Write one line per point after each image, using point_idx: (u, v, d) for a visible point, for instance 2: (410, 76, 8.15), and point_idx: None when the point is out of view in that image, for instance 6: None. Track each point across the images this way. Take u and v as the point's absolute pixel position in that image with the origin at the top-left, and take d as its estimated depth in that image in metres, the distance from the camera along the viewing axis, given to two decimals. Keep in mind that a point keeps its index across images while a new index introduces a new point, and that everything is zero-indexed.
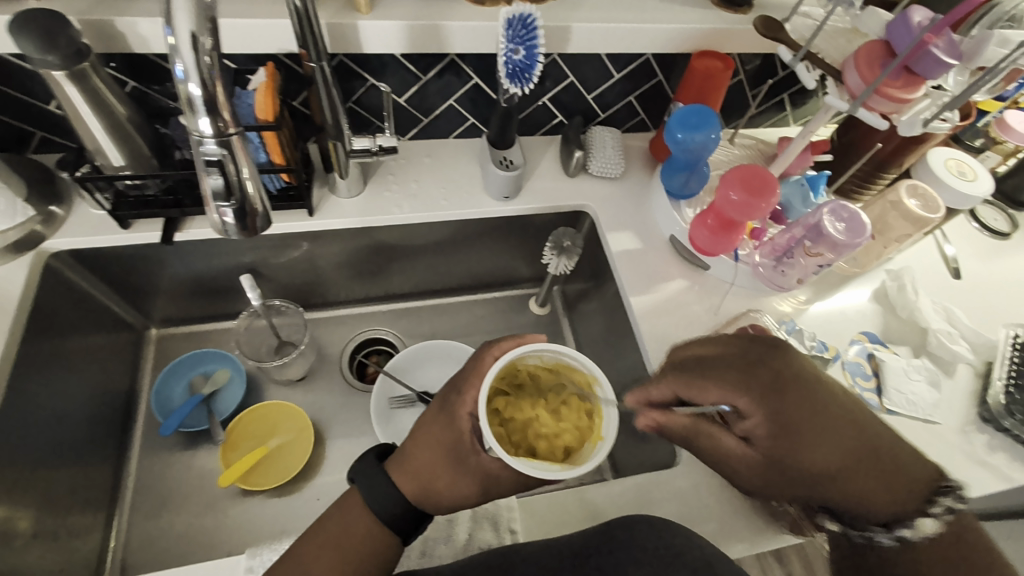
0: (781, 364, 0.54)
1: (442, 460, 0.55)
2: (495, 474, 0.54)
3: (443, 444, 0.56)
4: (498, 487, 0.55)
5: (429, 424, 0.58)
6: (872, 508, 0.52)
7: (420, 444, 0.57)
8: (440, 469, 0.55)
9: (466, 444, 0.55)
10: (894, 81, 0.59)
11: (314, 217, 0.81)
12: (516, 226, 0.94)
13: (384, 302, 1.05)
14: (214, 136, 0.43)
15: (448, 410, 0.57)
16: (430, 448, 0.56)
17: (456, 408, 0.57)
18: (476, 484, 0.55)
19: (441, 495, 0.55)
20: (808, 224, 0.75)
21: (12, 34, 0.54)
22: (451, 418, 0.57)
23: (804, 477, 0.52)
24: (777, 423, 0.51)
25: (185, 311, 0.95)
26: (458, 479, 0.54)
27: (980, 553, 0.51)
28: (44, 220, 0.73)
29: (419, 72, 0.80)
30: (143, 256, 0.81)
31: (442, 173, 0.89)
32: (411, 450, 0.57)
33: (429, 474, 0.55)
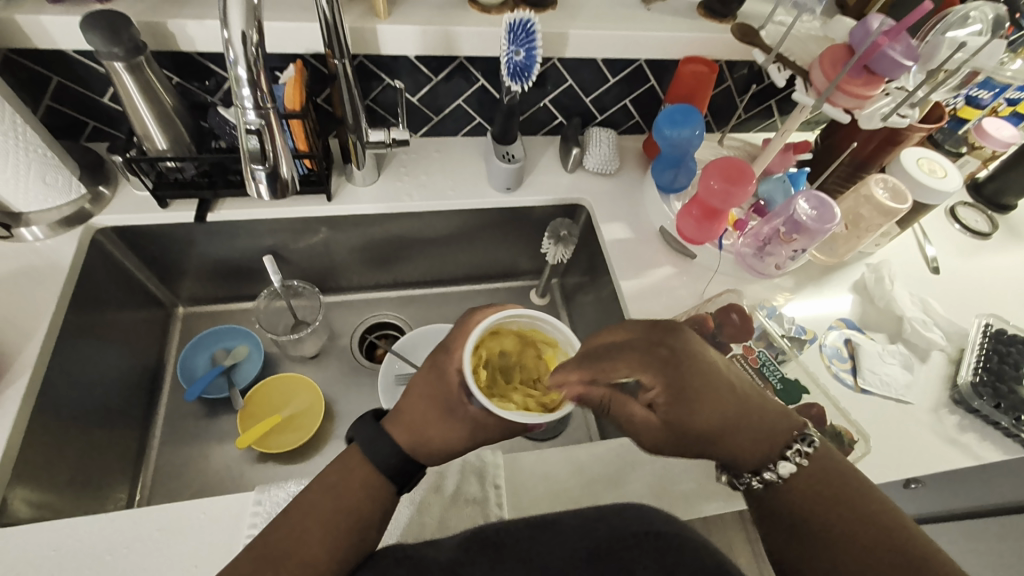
0: (673, 341, 0.58)
1: (434, 413, 0.60)
2: (486, 423, 0.59)
3: (435, 399, 0.61)
4: (487, 433, 0.60)
5: (420, 381, 0.63)
6: (739, 457, 0.56)
7: (411, 401, 0.62)
8: (432, 420, 0.60)
9: (455, 398, 0.60)
10: (854, 80, 0.66)
11: (331, 203, 0.89)
12: (518, 217, 1.01)
13: (393, 289, 1.12)
14: (254, 109, 0.51)
15: (438, 369, 0.62)
16: (421, 403, 0.61)
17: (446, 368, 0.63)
18: (465, 432, 0.60)
19: (435, 444, 0.60)
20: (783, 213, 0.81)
21: (83, 32, 0.63)
22: (440, 373, 0.62)
23: (693, 436, 0.55)
24: (673, 392, 0.55)
25: (211, 291, 1.03)
26: (448, 429, 0.60)
27: (839, 493, 0.54)
28: (92, 199, 0.82)
29: (431, 73, 0.88)
30: (177, 236, 0.89)
31: (450, 167, 0.97)
32: (405, 408, 0.62)
33: (421, 427, 0.60)
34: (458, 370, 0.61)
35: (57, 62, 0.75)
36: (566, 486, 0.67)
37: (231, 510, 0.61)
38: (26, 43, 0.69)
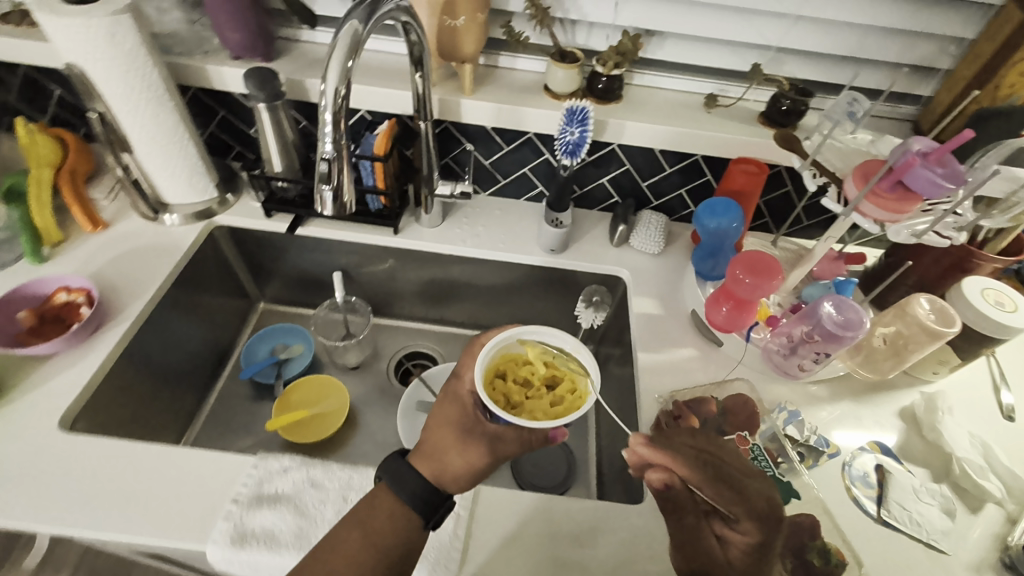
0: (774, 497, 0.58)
1: (453, 437, 0.67)
2: (506, 441, 0.65)
3: (455, 424, 0.68)
4: (504, 447, 0.65)
5: (439, 410, 0.70)
6: None
7: (432, 431, 0.69)
8: (453, 445, 0.66)
9: (471, 419, 0.67)
10: (887, 193, 0.67)
11: (396, 235, 1.03)
12: (559, 278, 1.07)
13: (438, 326, 1.22)
14: (331, 143, 0.65)
15: (452, 396, 0.70)
16: (439, 431, 0.68)
17: (459, 390, 0.71)
18: (484, 453, 0.65)
19: (459, 469, 0.65)
20: (808, 314, 0.80)
21: (245, 79, 0.84)
22: (455, 397, 0.70)
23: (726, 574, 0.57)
24: (745, 539, 0.58)
25: (288, 296, 1.20)
26: (466, 447, 0.66)
27: None
28: (220, 202, 1.03)
29: (503, 143, 1.02)
30: (273, 243, 1.08)
31: (506, 224, 1.08)
32: (428, 439, 0.68)
33: (443, 454, 0.66)
34: (471, 388, 0.70)
35: (226, 100, 1.00)
36: (532, 532, 0.68)
37: (232, 466, 0.70)
38: (207, 84, 0.93)
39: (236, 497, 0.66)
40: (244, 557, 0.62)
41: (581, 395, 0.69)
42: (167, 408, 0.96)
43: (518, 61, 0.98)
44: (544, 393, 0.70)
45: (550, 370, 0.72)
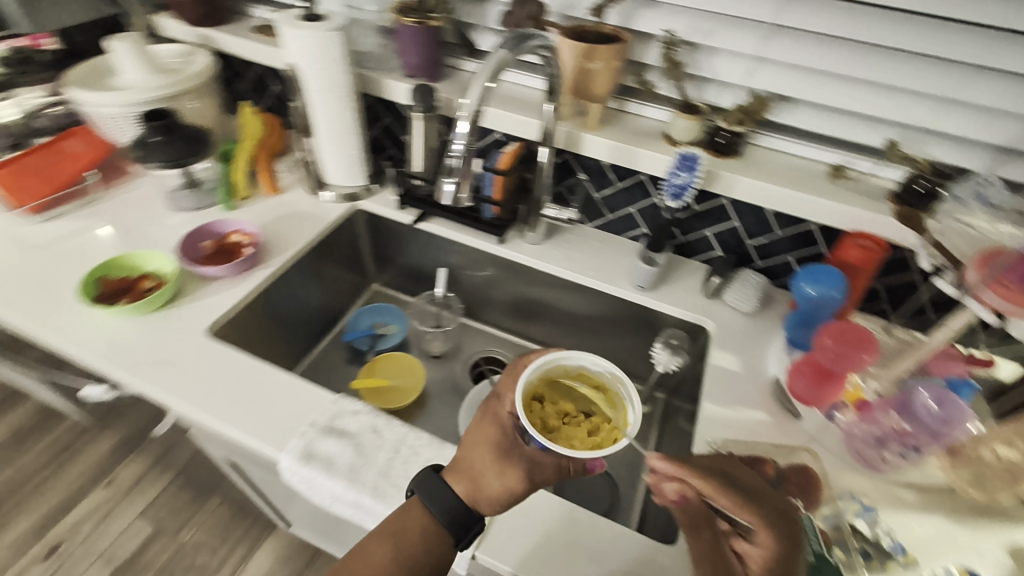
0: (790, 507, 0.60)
1: (489, 458, 0.71)
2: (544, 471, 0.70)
3: (492, 444, 0.72)
4: (540, 472, 0.70)
5: (478, 428, 0.75)
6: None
7: (470, 447, 0.74)
8: (492, 463, 0.71)
9: (507, 444, 0.72)
10: (1009, 283, 0.62)
11: (500, 245, 1.13)
12: (643, 318, 1.09)
13: (520, 339, 1.29)
14: (460, 145, 0.79)
15: (492, 416, 0.76)
16: (477, 449, 0.73)
17: (499, 411, 0.76)
18: (519, 477, 0.69)
19: (495, 490, 0.70)
20: (900, 398, 0.76)
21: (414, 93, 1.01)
22: (494, 417, 0.75)
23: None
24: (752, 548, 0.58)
25: (398, 283, 1.36)
26: (502, 469, 0.70)
27: None
28: (366, 190, 1.22)
29: (616, 179, 1.09)
30: (397, 233, 1.24)
31: (602, 255, 1.13)
32: (465, 458, 0.73)
33: (484, 469, 0.71)
34: (510, 410, 0.75)
35: (393, 109, 1.20)
36: None
37: (317, 397, 0.86)
38: (379, 93, 1.13)
39: (312, 422, 0.82)
40: (306, 471, 0.77)
41: (618, 430, 0.73)
42: (282, 348, 1.14)
43: (644, 109, 1.05)
44: (580, 422, 0.76)
45: (590, 402, 0.77)
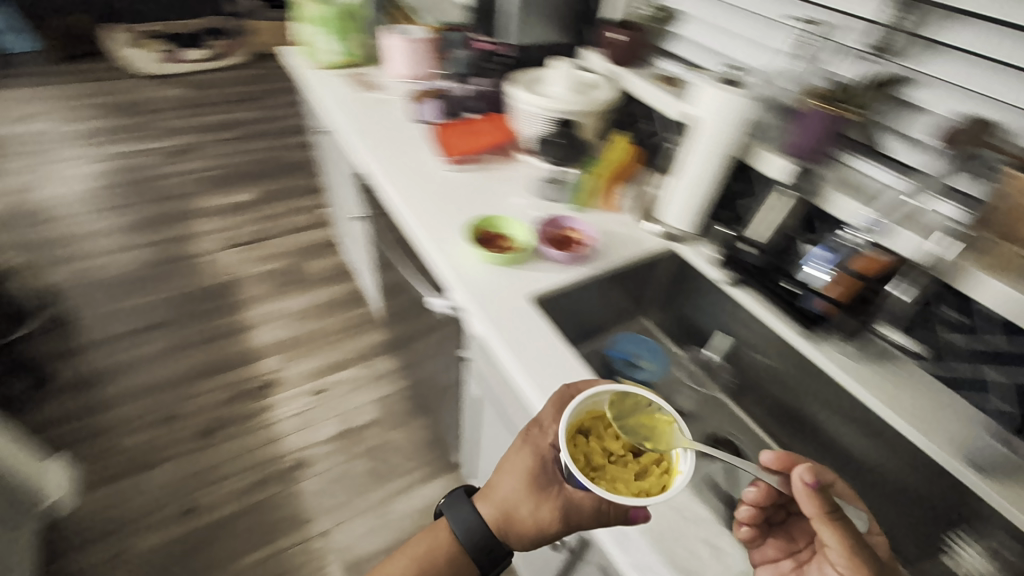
0: None
1: (526, 492, 0.84)
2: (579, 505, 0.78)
3: (530, 475, 0.84)
4: (575, 513, 0.78)
5: (518, 453, 0.87)
6: None
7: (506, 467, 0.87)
8: (535, 490, 0.83)
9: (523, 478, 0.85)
10: None
11: (811, 341, 1.06)
12: (959, 496, 0.89)
13: (773, 439, 1.19)
14: None
15: (532, 443, 0.86)
16: (514, 471, 0.86)
17: (540, 443, 0.85)
18: (552, 511, 0.80)
19: (538, 513, 0.82)
20: None
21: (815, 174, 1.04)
22: (535, 446, 0.85)
23: None
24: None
25: (667, 328, 1.38)
26: (540, 503, 0.82)
27: None
28: (693, 236, 1.28)
29: (1006, 331, 0.96)
30: (696, 284, 1.28)
31: (933, 405, 0.97)
32: (502, 484, 0.88)
33: (522, 494, 0.84)
34: (554, 446, 0.85)
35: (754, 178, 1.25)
36: None
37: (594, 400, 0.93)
38: (753, 161, 1.19)
39: None
40: (566, 460, 0.84)
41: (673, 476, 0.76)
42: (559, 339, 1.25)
43: None
44: (626, 465, 0.80)
45: (632, 441, 0.80)
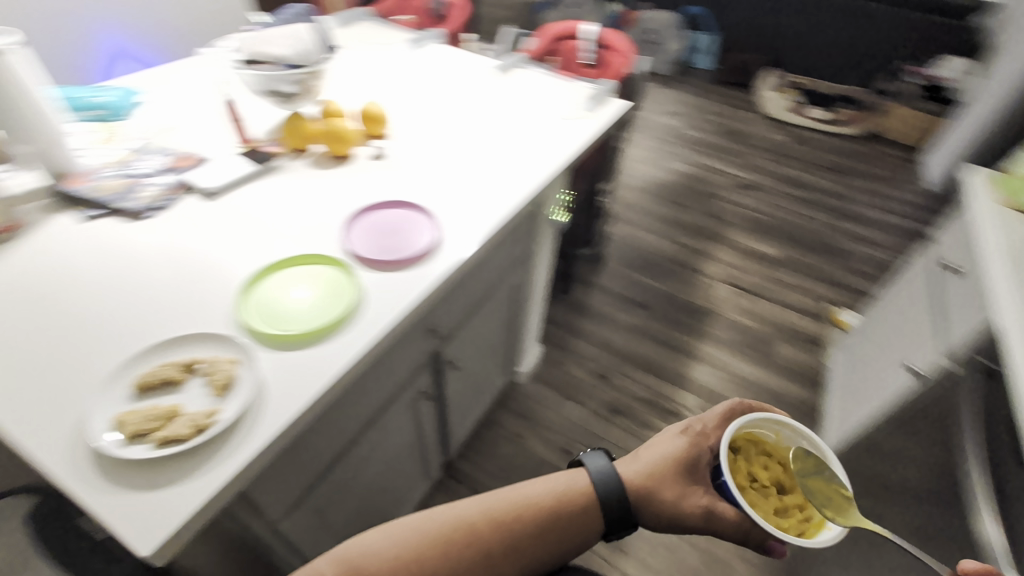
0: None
1: (663, 471, 0.64)
2: (709, 513, 0.61)
3: (669, 471, 0.64)
4: (720, 519, 0.61)
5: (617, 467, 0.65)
6: None
7: (534, 486, 0.62)
8: (558, 508, 0.61)
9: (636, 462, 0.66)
10: None
11: None
12: None
13: None
14: None
15: (666, 442, 0.67)
16: (566, 492, 0.62)
17: (680, 457, 0.65)
18: (701, 508, 0.61)
19: (587, 510, 0.61)
20: None
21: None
22: (676, 450, 0.65)
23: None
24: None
25: None
26: (683, 493, 0.62)
27: None
28: None
29: None
30: None
31: None
32: (578, 479, 0.64)
33: (545, 508, 0.60)
34: (692, 434, 0.66)
35: None
36: None
37: None
38: None
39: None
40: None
41: (814, 524, 0.60)
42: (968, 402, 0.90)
43: None
44: (771, 494, 0.63)
45: (785, 477, 0.64)
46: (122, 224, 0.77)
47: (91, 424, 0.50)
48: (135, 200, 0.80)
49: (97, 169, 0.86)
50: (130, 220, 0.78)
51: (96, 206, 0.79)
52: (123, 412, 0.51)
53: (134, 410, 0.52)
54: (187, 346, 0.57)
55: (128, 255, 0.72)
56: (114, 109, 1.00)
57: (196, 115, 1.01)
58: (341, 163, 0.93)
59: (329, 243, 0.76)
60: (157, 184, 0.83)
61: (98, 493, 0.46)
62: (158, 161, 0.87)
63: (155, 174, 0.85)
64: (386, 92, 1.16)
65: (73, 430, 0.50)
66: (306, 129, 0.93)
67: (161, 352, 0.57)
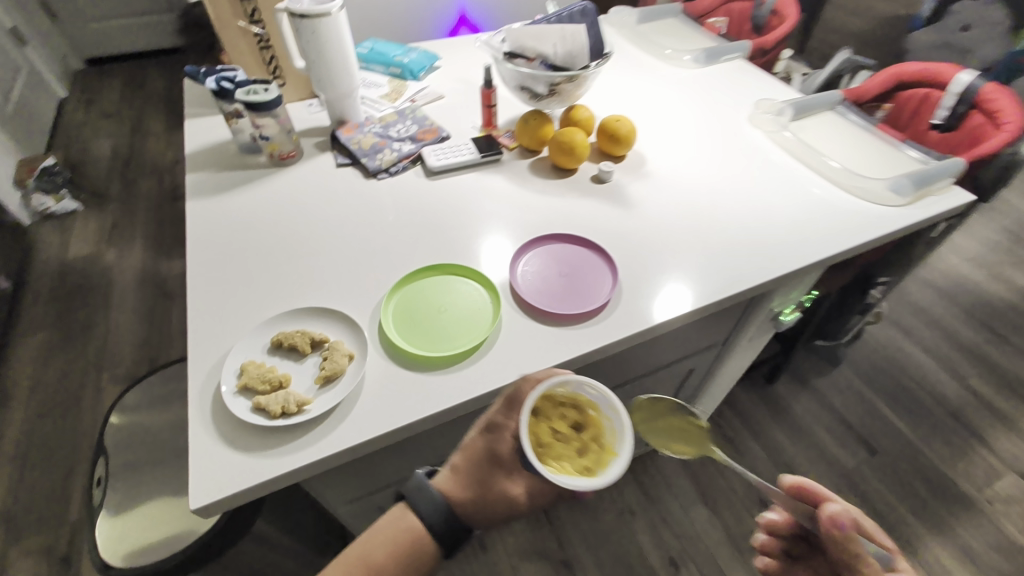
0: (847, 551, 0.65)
1: (468, 492, 0.57)
2: (533, 492, 0.56)
3: (472, 492, 0.57)
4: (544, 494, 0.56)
5: (387, 526, 0.59)
6: None
7: (378, 529, 0.59)
8: (404, 546, 0.57)
9: (455, 481, 0.58)
10: None
11: None
12: None
13: None
14: None
15: (460, 464, 0.58)
16: (398, 529, 0.58)
17: (489, 472, 0.57)
18: (522, 488, 0.56)
19: (423, 543, 0.57)
20: None
21: None
22: (465, 464, 0.58)
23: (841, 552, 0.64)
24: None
25: None
26: (497, 494, 0.56)
27: None
28: None
29: None
30: None
31: None
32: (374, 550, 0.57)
33: (389, 551, 0.57)
34: (479, 433, 0.57)
35: None
36: None
37: None
38: None
39: None
40: None
41: (608, 452, 0.52)
42: None
43: None
44: (571, 443, 0.54)
45: (576, 416, 0.55)
46: (359, 179, 0.89)
47: (237, 360, 0.59)
48: (377, 161, 0.89)
49: (367, 121, 0.96)
50: (367, 178, 0.89)
51: (350, 155, 0.91)
52: (255, 361, 0.59)
53: (262, 362, 0.59)
54: (326, 326, 0.64)
55: (355, 215, 0.83)
56: (408, 70, 1.10)
57: (461, 91, 1.08)
58: (559, 177, 0.90)
59: (499, 266, 0.75)
60: (400, 152, 0.90)
61: (207, 428, 0.54)
62: (409, 128, 0.95)
63: (402, 141, 0.92)
64: (638, 110, 1.07)
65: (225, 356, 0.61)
66: (544, 131, 0.90)
67: (305, 321, 0.64)
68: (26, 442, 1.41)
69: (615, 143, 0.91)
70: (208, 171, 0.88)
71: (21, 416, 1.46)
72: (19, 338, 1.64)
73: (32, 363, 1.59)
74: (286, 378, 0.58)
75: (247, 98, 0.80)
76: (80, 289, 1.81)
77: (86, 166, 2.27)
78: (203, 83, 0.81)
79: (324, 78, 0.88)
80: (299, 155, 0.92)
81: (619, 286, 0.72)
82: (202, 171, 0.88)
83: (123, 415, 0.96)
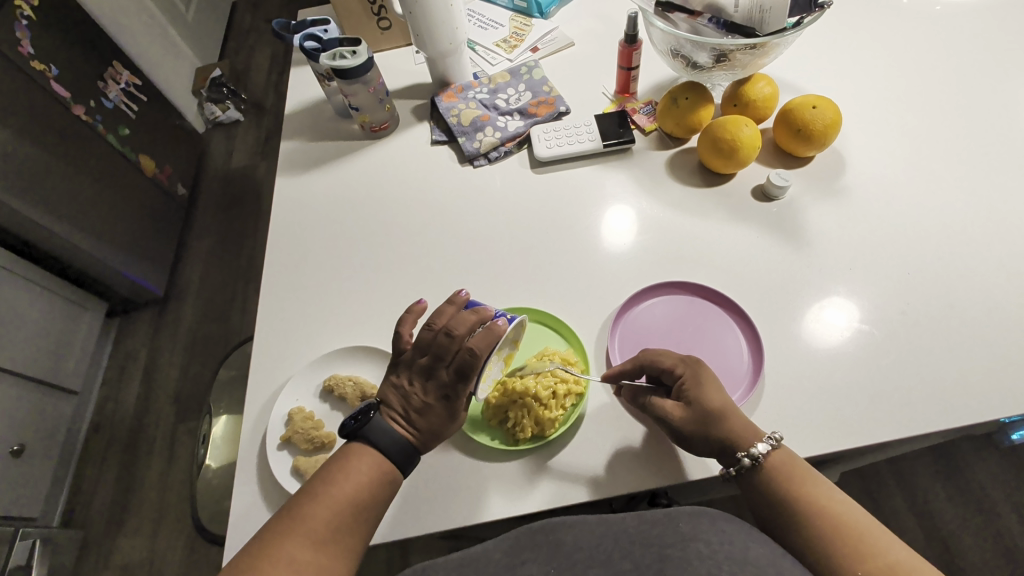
0: (693, 387, 0.48)
1: (420, 440, 0.48)
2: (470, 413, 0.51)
3: (421, 438, 0.48)
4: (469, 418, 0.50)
5: (359, 458, 0.46)
6: None
7: (334, 467, 0.46)
8: (382, 478, 0.46)
9: (414, 437, 0.48)
10: None
11: None
12: None
13: None
14: None
15: (404, 415, 0.48)
16: (355, 458, 0.46)
17: (434, 423, 0.48)
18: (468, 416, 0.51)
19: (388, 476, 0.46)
20: None
21: None
22: (416, 415, 0.48)
23: (718, 419, 0.46)
24: (704, 409, 0.47)
25: None
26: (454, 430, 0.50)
27: None
28: None
29: None
30: None
31: None
32: (349, 472, 0.45)
33: (364, 487, 0.45)
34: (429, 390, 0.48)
35: None
36: None
37: None
38: None
39: None
40: None
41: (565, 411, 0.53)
42: None
43: None
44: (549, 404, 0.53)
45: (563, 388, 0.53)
46: (452, 163, 0.75)
47: (287, 404, 0.56)
48: (475, 142, 0.74)
49: (475, 82, 0.80)
50: (461, 162, 0.75)
51: (448, 130, 0.77)
52: (303, 409, 0.55)
53: (311, 411, 0.56)
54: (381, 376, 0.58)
55: (439, 213, 0.70)
56: (536, 4, 0.86)
57: (599, 38, 0.83)
58: (707, 184, 0.67)
59: (596, 318, 0.59)
60: (504, 132, 0.74)
61: (251, 481, 0.53)
62: (520, 96, 0.77)
63: (509, 115, 0.76)
64: (851, 79, 0.73)
65: (279, 392, 0.58)
66: (697, 116, 0.66)
67: (359, 366, 0.58)
68: (192, 336, 1.61)
69: (801, 142, 0.63)
70: (301, 140, 0.81)
71: (191, 311, 1.66)
72: (191, 239, 1.80)
73: (200, 265, 1.75)
74: (332, 438, 0.53)
75: (333, 63, 0.68)
76: (238, 196, 1.92)
77: (249, 75, 2.35)
78: (296, 42, 0.71)
79: (424, 32, 0.72)
80: (394, 125, 0.79)
81: (759, 380, 0.53)
82: (295, 138, 0.81)
83: (230, 368, 0.98)
